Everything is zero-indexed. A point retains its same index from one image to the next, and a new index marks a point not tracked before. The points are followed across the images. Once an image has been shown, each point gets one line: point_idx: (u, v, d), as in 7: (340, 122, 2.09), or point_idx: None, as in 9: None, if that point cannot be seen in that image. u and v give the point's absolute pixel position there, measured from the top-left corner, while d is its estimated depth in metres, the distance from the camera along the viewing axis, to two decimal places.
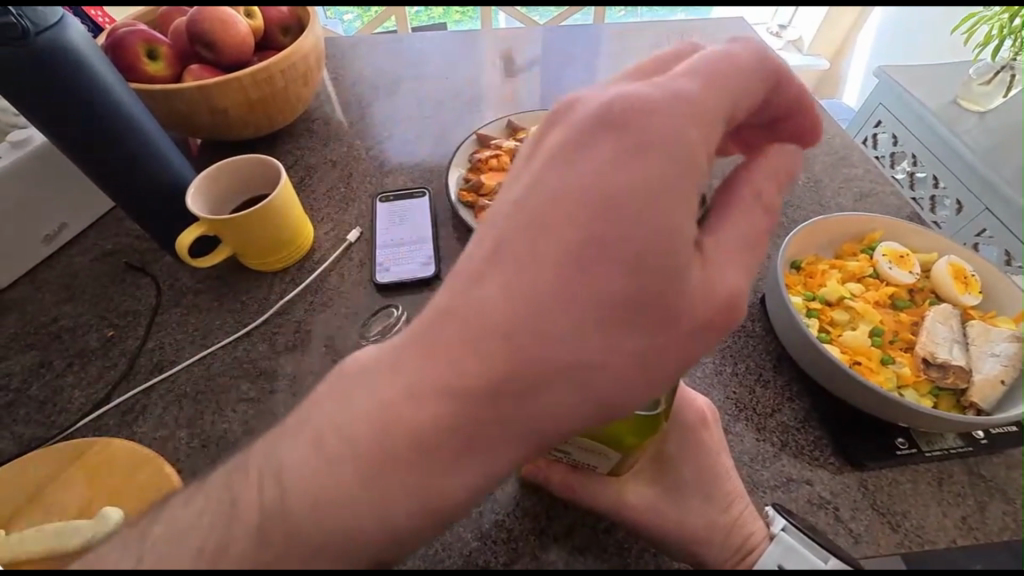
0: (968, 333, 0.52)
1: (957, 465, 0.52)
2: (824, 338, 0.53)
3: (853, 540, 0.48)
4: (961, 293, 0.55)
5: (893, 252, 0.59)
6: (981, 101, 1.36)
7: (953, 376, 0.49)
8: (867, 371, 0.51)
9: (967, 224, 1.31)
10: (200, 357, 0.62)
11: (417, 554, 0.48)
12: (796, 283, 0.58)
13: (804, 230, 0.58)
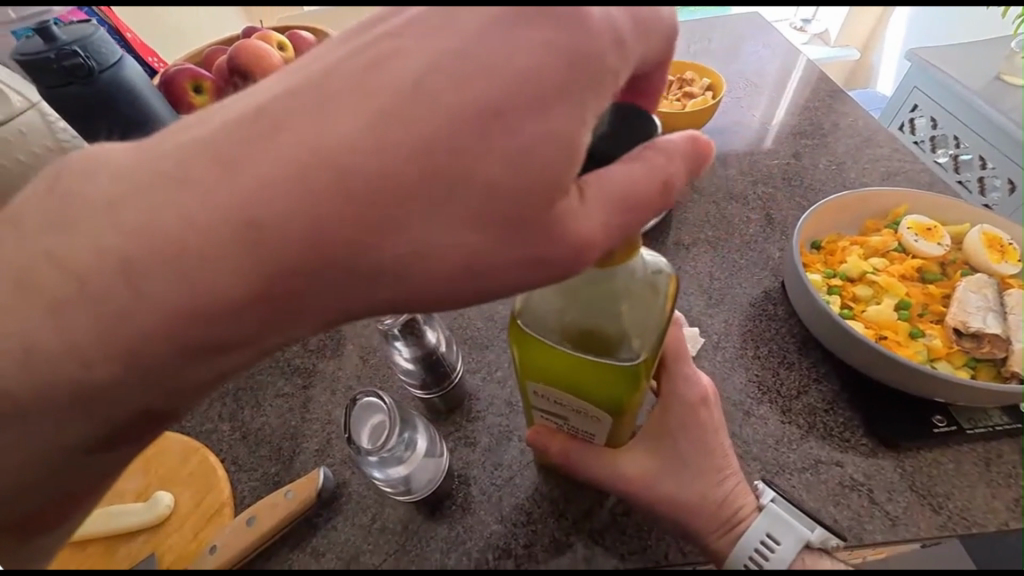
0: (1006, 300, 0.49)
1: (1008, 445, 0.49)
2: (846, 315, 0.51)
3: (890, 523, 0.46)
4: (997, 262, 0.52)
5: (921, 225, 0.56)
6: None
7: (989, 345, 0.47)
8: (893, 346, 0.49)
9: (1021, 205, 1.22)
10: None
11: (438, 537, 0.49)
12: (815, 262, 0.56)
13: (822, 207, 0.57)
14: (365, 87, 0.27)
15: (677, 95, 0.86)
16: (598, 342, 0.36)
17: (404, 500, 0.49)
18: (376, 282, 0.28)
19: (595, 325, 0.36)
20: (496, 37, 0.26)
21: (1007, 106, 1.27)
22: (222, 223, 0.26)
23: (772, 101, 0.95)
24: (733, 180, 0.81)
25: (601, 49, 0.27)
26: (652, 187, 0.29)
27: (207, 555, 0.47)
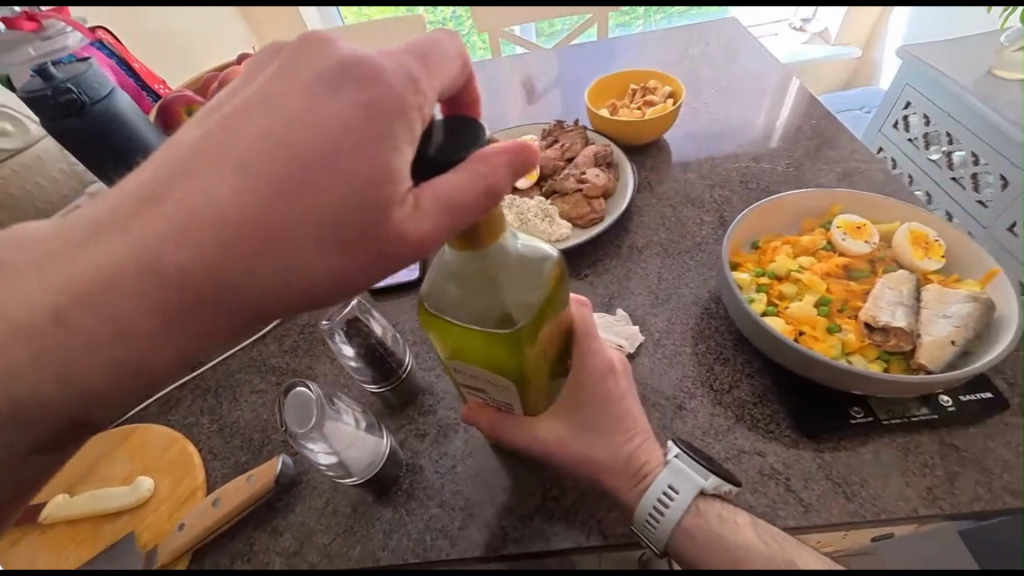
0: (922, 295, 0.51)
1: (929, 436, 0.50)
2: (768, 311, 0.54)
3: (803, 509, 0.48)
4: (920, 259, 0.54)
5: (850, 224, 0.58)
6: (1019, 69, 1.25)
7: (897, 339, 0.48)
8: (810, 341, 0.51)
9: (1015, 201, 1.20)
10: (222, 358, 0.72)
11: (382, 519, 0.54)
12: (746, 262, 0.59)
13: (754, 209, 0.59)
14: (218, 131, 0.34)
15: (639, 104, 0.90)
16: (490, 312, 0.36)
17: (352, 484, 0.53)
18: (249, 283, 0.34)
19: (473, 298, 0.37)
20: (311, 91, 0.34)
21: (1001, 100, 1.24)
22: (120, 246, 0.34)
23: (739, 106, 0.97)
24: (692, 184, 0.83)
25: (395, 89, 0.33)
26: (474, 193, 0.32)
27: (177, 533, 0.53)
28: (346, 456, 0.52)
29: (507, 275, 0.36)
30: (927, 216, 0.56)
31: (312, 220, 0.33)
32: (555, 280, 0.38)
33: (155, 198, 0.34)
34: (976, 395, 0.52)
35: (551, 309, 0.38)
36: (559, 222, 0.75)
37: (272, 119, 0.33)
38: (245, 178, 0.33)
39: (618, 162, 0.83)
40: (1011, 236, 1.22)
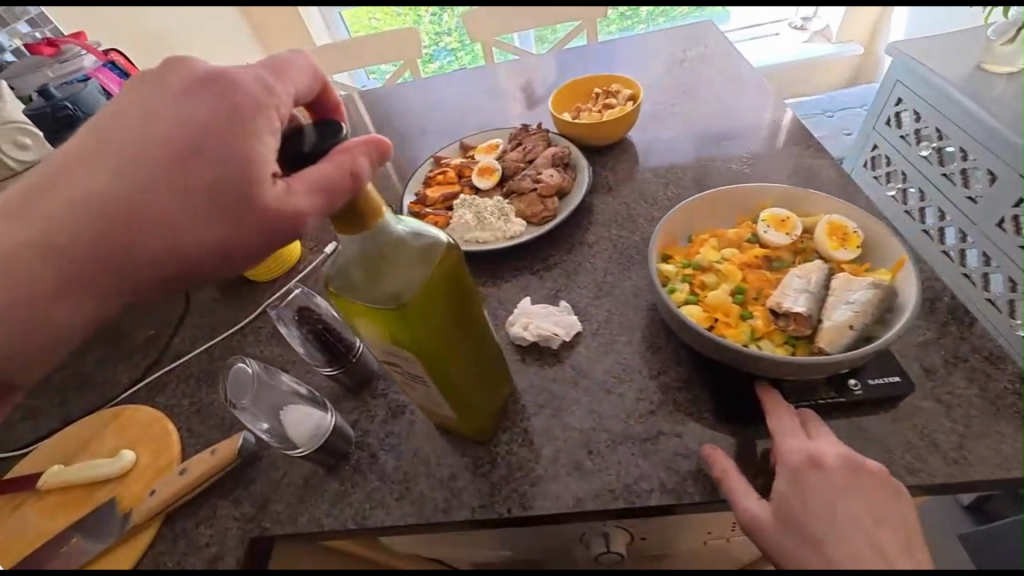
0: (830, 283, 0.54)
1: (839, 419, 0.52)
2: (688, 300, 0.57)
3: (711, 485, 0.51)
4: (836, 250, 0.57)
5: (776, 217, 0.61)
6: (1007, 63, 1.23)
7: (798, 324, 0.51)
8: (721, 327, 0.54)
9: (1005, 197, 1.16)
10: (205, 347, 0.79)
11: (330, 490, 0.59)
12: (675, 253, 0.62)
13: (683, 205, 0.62)
14: (118, 135, 0.43)
15: (600, 107, 0.94)
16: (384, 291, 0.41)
17: (291, 453, 0.57)
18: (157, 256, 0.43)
19: (372, 278, 0.42)
20: (188, 99, 0.42)
21: (990, 94, 1.22)
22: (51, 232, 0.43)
23: (705, 108, 1.01)
24: (648, 183, 0.87)
25: (253, 94, 0.42)
26: (339, 175, 0.37)
27: (150, 497, 0.59)
28: (280, 422, 0.57)
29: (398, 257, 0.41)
30: (846, 208, 0.58)
31: (194, 201, 0.41)
32: (443, 265, 0.42)
33: (76, 182, 0.43)
34: (889, 379, 0.53)
35: (439, 289, 0.42)
36: (513, 219, 0.79)
37: (163, 119, 0.42)
38: (147, 169, 0.41)
39: (577, 163, 0.87)
40: (1002, 231, 1.18)
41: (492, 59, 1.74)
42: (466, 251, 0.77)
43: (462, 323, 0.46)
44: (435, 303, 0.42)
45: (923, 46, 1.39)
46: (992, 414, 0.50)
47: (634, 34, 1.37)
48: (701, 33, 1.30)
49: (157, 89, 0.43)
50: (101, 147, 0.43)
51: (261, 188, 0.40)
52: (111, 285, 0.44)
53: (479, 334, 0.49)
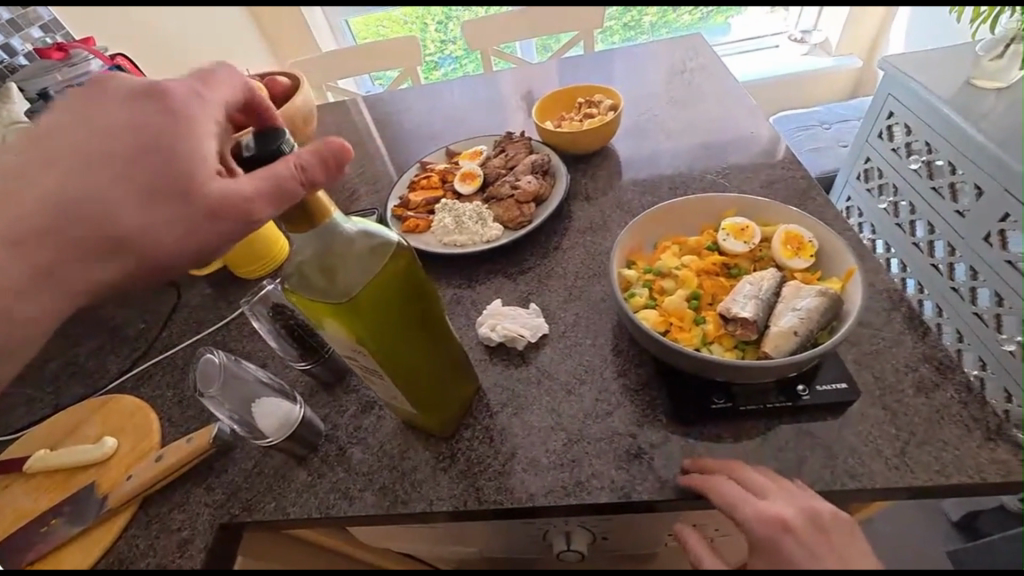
0: (780, 290, 0.55)
1: (787, 424, 0.54)
2: (645, 305, 0.58)
3: (659, 485, 0.53)
4: (791, 258, 0.59)
5: (736, 225, 0.63)
6: (998, 78, 1.21)
7: (744, 329, 0.53)
8: (675, 331, 0.56)
9: (990, 212, 1.15)
10: (192, 341, 0.82)
11: (298, 480, 0.61)
12: (639, 259, 0.63)
13: (648, 213, 0.64)
14: (66, 140, 0.47)
15: (582, 117, 0.96)
16: (332, 287, 0.43)
17: (259, 443, 0.59)
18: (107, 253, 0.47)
19: (322, 276, 0.43)
20: (130, 109, 0.47)
21: (980, 109, 1.20)
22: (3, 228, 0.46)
23: (688, 120, 1.04)
24: (625, 191, 0.90)
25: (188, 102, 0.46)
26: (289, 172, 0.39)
27: (127, 481, 0.62)
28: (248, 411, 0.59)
29: (346, 255, 0.43)
30: (803, 218, 0.60)
31: (137, 200, 0.45)
32: (393, 265, 0.44)
33: (28, 185, 0.46)
34: (836, 386, 0.54)
35: (390, 287, 0.44)
36: (491, 224, 0.82)
37: (109, 128, 0.46)
38: (94, 171, 0.45)
39: (556, 171, 0.89)
40: (988, 245, 1.18)
41: (490, 68, 1.77)
42: (444, 254, 0.80)
43: (418, 322, 0.48)
44: (386, 300, 0.44)
45: (915, 60, 1.39)
46: (936, 421, 0.51)
47: (638, 44, 1.39)
48: (691, 45, 1.32)
49: (101, 99, 0.48)
50: (43, 158, 0.47)
51: (203, 185, 0.44)
52: (69, 279, 0.48)
53: (439, 333, 0.51)
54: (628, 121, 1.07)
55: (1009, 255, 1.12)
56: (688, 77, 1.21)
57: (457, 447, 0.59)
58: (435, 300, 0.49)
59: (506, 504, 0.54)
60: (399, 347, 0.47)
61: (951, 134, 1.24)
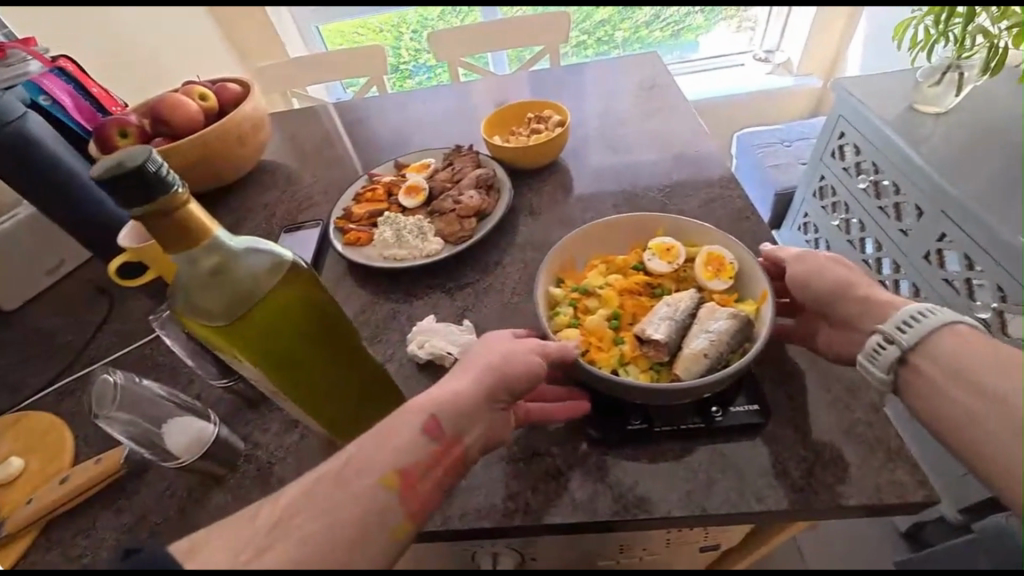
0: (697, 313, 0.56)
1: (703, 445, 0.54)
2: (566, 322, 0.59)
3: (572, 507, 0.52)
4: (710, 279, 0.60)
5: (662, 246, 0.63)
6: (935, 103, 1.19)
7: (657, 350, 0.53)
8: (596, 351, 0.56)
9: (929, 231, 1.13)
10: (118, 355, 0.79)
11: (212, 503, 0.58)
12: (567, 277, 0.64)
13: (580, 232, 0.64)
14: None
15: (529, 132, 0.97)
16: (227, 311, 0.42)
17: (168, 465, 0.56)
18: None
19: (212, 300, 0.42)
20: None
21: (919, 132, 1.17)
22: None
23: (636, 137, 1.05)
24: (570, 207, 0.90)
25: None
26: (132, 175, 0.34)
27: (27, 505, 0.58)
28: (154, 430, 0.58)
29: (236, 277, 0.42)
30: (727, 241, 0.61)
31: None
32: (286, 283, 0.45)
33: None
34: (749, 408, 0.55)
35: (287, 306, 0.45)
36: (431, 238, 0.82)
37: None
38: None
39: (501, 185, 0.89)
40: (928, 264, 1.16)
41: (456, 79, 1.77)
42: (383, 268, 0.80)
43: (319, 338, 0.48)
44: (281, 319, 0.45)
45: (865, 84, 1.37)
46: (841, 442, 0.52)
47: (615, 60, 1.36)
48: (646, 63, 1.32)
49: None
50: None
51: None
52: None
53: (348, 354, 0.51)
54: (579, 136, 1.07)
55: (946, 273, 1.11)
56: (659, 91, 1.20)
57: None
58: (346, 322, 0.50)
59: (421, 527, 0.53)
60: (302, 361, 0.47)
61: (893, 156, 1.21)
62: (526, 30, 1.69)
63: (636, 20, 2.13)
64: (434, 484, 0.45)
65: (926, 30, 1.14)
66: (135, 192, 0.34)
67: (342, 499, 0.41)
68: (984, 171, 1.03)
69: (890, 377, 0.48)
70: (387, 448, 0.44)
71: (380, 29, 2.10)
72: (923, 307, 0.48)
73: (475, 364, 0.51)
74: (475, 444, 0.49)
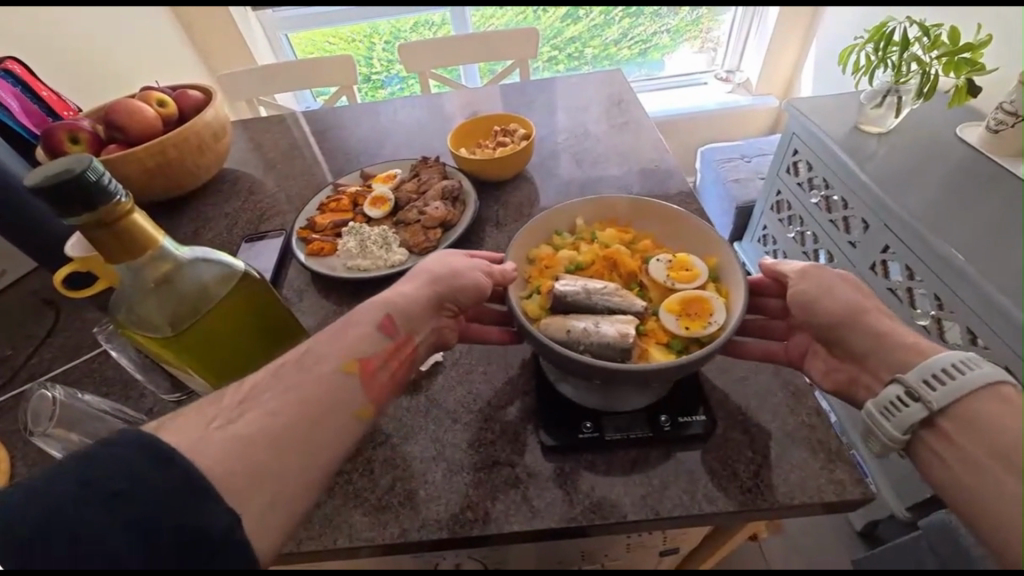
0: (614, 313, 0.59)
1: (655, 453, 0.56)
2: (559, 242, 0.68)
3: (532, 515, 0.53)
4: (671, 316, 0.60)
5: (689, 264, 0.65)
6: (878, 124, 1.26)
7: (542, 306, 0.61)
8: (536, 269, 0.66)
9: (875, 242, 1.20)
10: (60, 369, 0.75)
11: None
12: (604, 224, 0.71)
13: (647, 200, 0.69)
14: None
15: (495, 144, 0.98)
16: (177, 319, 0.46)
17: None
18: None
19: (155, 310, 0.45)
20: None
21: (865, 152, 1.24)
22: None
23: (601, 150, 1.08)
24: (535, 218, 0.92)
25: None
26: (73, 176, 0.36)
27: None
28: (95, 445, 0.54)
29: (182, 292, 0.46)
30: (733, 311, 0.58)
31: None
32: (232, 296, 0.48)
33: None
34: (694, 416, 0.57)
35: (229, 317, 0.49)
36: (396, 248, 0.82)
37: None
38: None
39: (467, 197, 0.90)
40: (875, 274, 1.22)
41: (427, 90, 1.77)
42: (347, 278, 0.79)
43: (257, 334, 0.52)
44: (222, 329, 0.49)
45: (816, 105, 1.44)
46: (789, 443, 0.55)
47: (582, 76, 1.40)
48: (611, 81, 1.36)
49: None
50: None
51: None
52: None
53: (281, 341, 0.55)
54: (545, 149, 1.10)
55: (891, 282, 1.16)
56: (624, 107, 1.24)
57: (332, 493, 0.56)
58: (287, 327, 0.55)
59: (379, 543, 0.52)
60: (221, 356, 0.50)
61: (842, 173, 1.27)
62: (495, 44, 1.71)
63: (605, 37, 2.19)
64: (391, 376, 0.54)
65: (868, 56, 1.23)
66: (73, 196, 0.35)
67: (310, 380, 0.49)
68: (924, 188, 1.10)
69: (907, 436, 0.47)
70: (341, 344, 0.52)
71: (353, 39, 2.09)
72: (959, 361, 0.46)
73: (421, 277, 0.62)
74: (425, 343, 0.59)
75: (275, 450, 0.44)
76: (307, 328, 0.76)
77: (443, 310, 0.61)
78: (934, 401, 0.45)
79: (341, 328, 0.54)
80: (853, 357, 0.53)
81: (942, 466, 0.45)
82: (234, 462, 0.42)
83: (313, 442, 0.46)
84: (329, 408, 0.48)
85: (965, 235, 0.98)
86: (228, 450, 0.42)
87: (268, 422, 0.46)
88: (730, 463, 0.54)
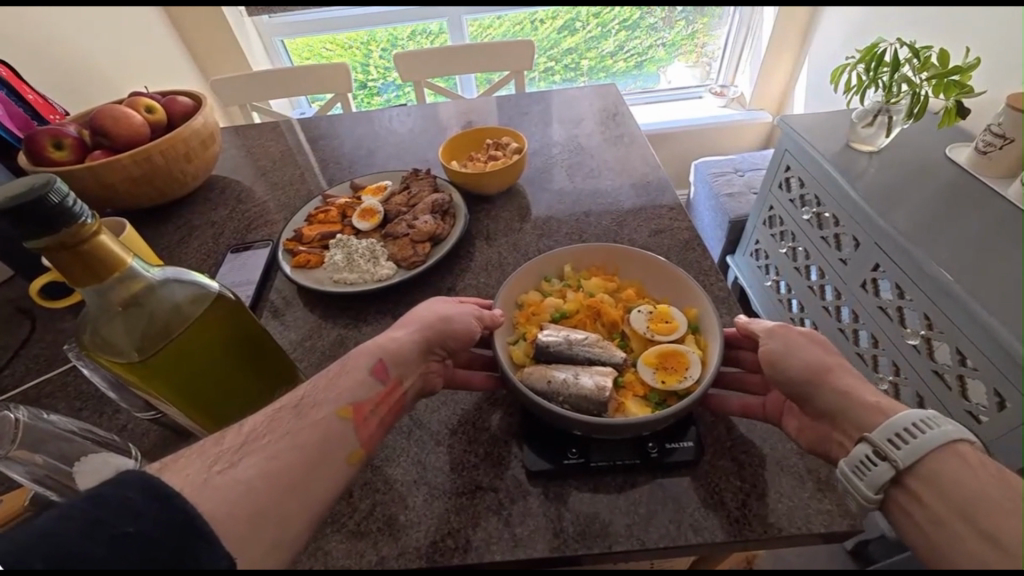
0: (594, 365, 0.58)
1: (641, 479, 0.55)
2: (547, 291, 0.68)
3: (513, 543, 0.51)
4: (649, 368, 0.59)
5: (668, 316, 0.64)
6: (868, 143, 1.27)
7: (523, 354, 0.60)
8: (522, 315, 0.65)
9: (864, 261, 1.20)
10: (33, 381, 0.72)
11: None
12: (591, 272, 0.70)
13: (634, 251, 0.68)
14: None
15: (487, 158, 0.98)
16: (150, 338, 0.45)
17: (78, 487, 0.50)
18: None
19: (124, 330, 0.44)
20: None
21: (857, 170, 1.24)
22: None
23: (593, 164, 1.08)
24: (524, 233, 0.91)
25: None
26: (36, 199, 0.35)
27: None
28: (63, 467, 0.52)
29: (156, 311, 0.45)
30: (709, 366, 0.57)
31: None
32: (208, 313, 0.48)
33: None
34: (682, 442, 0.56)
35: (208, 334, 0.48)
36: (383, 263, 0.81)
37: None
38: None
39: (456, 211, 0.89)
40: (865, 292, 1.22)
41: (422, 100, 1.77)
42: (331, 292, 0.78)
43: (234, 355, 0.51)
44: (199, 350, 0.48)
45: (809, 123, 1.45)
46: (778, 474, 0.54)
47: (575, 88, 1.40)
48: (606, 93, 1.36)
49: None
50: None
51: None
52: None
53: (262, 360, 0.54)
54: (537, 163, 1.09)
55: (881, 300, 1.16)
56: (618, 120, 1.24)
57: None
58: (265, 347, 0.54)
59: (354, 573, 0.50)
60: (197, 379, 0.49)
61: (834, 191, 1.27)
62: (491, 55, 1.71)
63: (601, 49, 2.20)
64: (382, 422, 0.53)
65: (859, 76, 1.24)
66: (39, 220, 0.34)
67: (304, 426, 0.48)
68: (913, 210, 1.10)
69: (881, 495, 0.46)
70: (339, 391, 0.51)
71: (349, 46, 2.08)
72: (920, 418, 0.45)
73: (414, 322, 0.61)
74: (416, 387, 0.57)
75: (252, 482, 0.42)
76: (290, 344, 0.74)
77: (431, 354, 0.60)
78: (900, 460, 0.44)
79: (337, 373, 0.53)
80: (843, 387, 0.52)
81: (916, 506, 0.44)
82: (213, 502, 0.40)
83: (302, 489, 0.44)
84: (315, 450, 0.47)
85: (957, 256, 0.97)
86: (205, 491, 0.40)
87: (262, 460, 0.44)
88: (720, 491, 0.53)
